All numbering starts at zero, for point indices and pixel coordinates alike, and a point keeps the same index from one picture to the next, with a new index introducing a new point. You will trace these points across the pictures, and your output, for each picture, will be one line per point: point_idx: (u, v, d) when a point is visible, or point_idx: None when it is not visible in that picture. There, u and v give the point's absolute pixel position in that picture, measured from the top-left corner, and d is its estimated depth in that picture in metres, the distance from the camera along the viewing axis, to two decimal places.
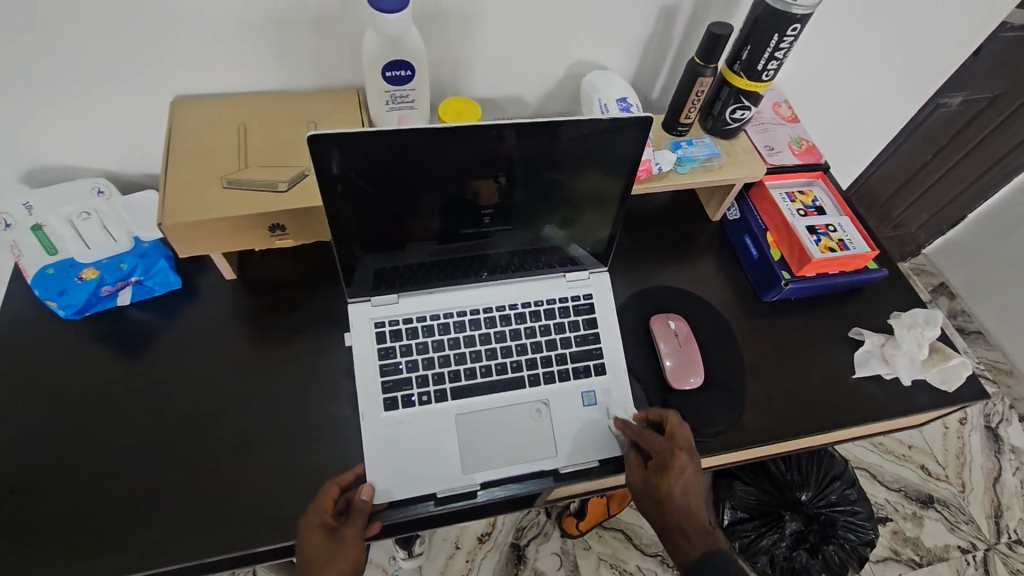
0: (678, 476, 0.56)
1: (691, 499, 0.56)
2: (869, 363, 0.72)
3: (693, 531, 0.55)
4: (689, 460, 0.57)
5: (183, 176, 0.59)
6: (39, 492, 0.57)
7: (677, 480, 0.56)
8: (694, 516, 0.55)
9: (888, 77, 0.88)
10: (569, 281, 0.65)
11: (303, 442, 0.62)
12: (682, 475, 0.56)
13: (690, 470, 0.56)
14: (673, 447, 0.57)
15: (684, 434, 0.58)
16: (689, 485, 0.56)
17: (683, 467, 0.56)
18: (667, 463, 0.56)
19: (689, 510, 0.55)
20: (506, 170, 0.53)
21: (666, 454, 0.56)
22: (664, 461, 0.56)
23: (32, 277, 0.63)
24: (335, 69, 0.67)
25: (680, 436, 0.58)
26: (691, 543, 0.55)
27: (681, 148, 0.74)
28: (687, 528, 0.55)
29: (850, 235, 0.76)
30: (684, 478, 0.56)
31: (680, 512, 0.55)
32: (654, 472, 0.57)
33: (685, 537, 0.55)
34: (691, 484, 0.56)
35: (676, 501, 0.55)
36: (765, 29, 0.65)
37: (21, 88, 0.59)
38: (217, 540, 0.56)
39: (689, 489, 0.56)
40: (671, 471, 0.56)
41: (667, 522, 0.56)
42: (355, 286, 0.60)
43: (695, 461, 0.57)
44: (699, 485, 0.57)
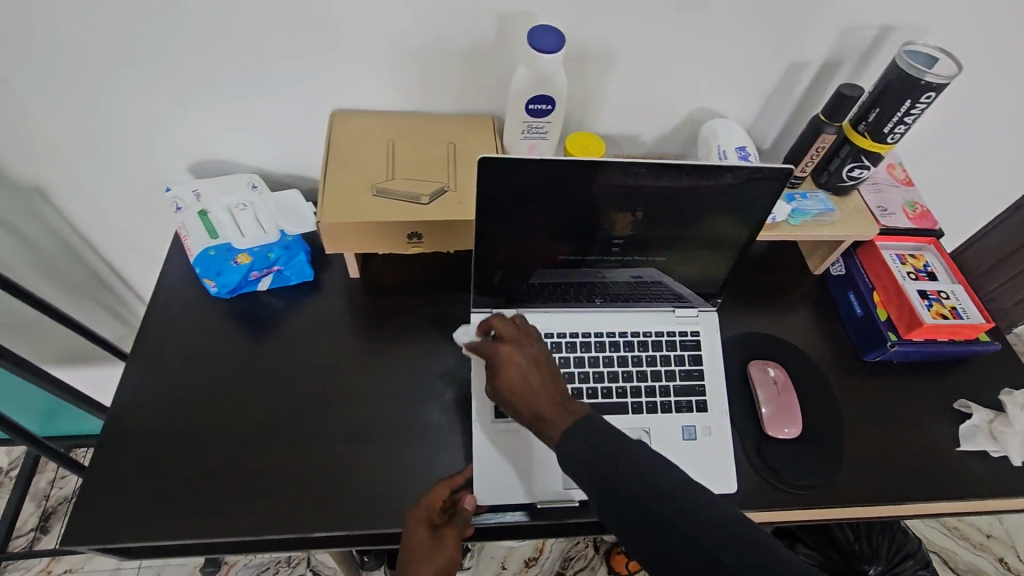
0: (507, 368, 0.55)
1: (529, 378, 0.54)
2: (976, 438, 0.70)
3: (551, 413, 0.50)
4: (513, 349, 0.56)
5: (339, 180, 0.66)
6: (179, 449, 0.64)
7: (506, 372, 0.55)
8: (538, 396, 0.52)
9: (1011, 151, 0.86)
10: (677, 316, 0.68)
11: (411, 437, 0.66)
12: (508, 361, 0.55)
13: (514, 355, 0.56)
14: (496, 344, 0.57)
15: (510, 329, 0.59)
16: (525, 368, 0.55)
17: (510, 355, 0.56)
18: (497, 358, 0.56)
19: (531, 395, 0.52)
20: (644, 205, 0.57)
21: (490, 353, 0.57)
22: (493, 360, 0.56)
23: (196, 257, 0.70)
24: (477, 97, 0.72)
25: (502, 330, 0.59)
26: (548, 421, 0.50)
27: (795, 201, 0.75)
28: (542, 413, 0.51)
29: (964, 303, 0.75)
30: (513, 365, 0.55)
31: (525, 398, 0.53)
32: (491, 373, 0.57)
33: (539, 417, 0.51)
34: (524, 370, 0.54)
35: (515, 390, 0.54)
36: (897, 95, 0.66)
37: (211, 88, 0.68)
38: (329, 519, 0.61)
39: (523, 374, 0.54)
40: (500, 363, 0.56)
41: (521, 411, 0.53)
42: (478, 297, 0.65)
43: (524, 347, 0.56)
44: (542, 363, 0.55)
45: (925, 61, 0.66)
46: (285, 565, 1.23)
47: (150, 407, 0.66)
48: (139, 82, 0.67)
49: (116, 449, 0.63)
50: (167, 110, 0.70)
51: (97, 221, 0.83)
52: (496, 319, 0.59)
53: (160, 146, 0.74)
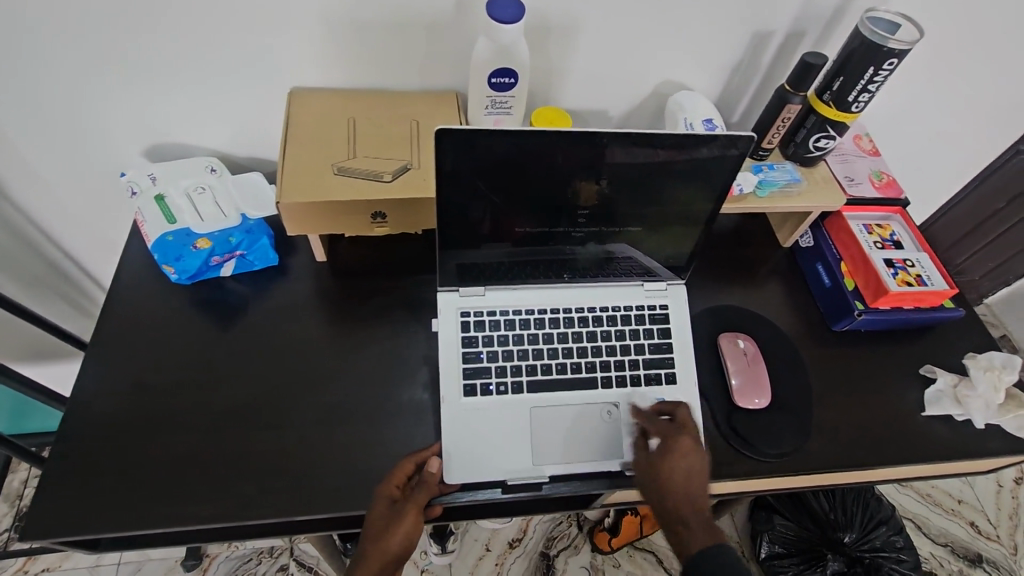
0: (683, 460, 0.58)
1: (692, 476, 0.58)
2: (941, 403, 0.71)
3: (694, 522, 0.57)
4: (692, 441, 0.59)
5: (299, 161, 0.64)
6: (144, 438, 0.62)
7: (681, 461, 0.58)
8: (692, 505, 0.57)
9: (975, 120, 0.87)
10: (647, 290, 0.68)
11: (382, 419, 0.65)
12: (687, 454, 0.58)
13: (692, 451, 0.59)
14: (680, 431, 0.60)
15: (690, 418, 0.61)
16: (692, 466, 0.58)
17: (693, 452, 0.59)
18: (672, 444, 0.59)
19: (701, 502, 0.57)
20: (608, 175, 0.57)
21: (673, 437, 0.59)
22: (670, 443, 0.59)
23: (154, 242, 0.68)
24: (440, 74, 0.71)
25: (687, 419, 0.61)
26: (692, 529, 0.56)
27: (762, 171, 0.75)
28: (689, 519, 0.57)
29: (928, 271, 0.76)
30: (688, 459, 0.58)
31: (679, 492, 0.57)
32: (664, 451, 0.59)
33: (670, 510, 0.57)
34: (696, 472, 0.58)
35: (677, 486, 0.57)
36: (860, 62, 0.65)
37: (163, 68, 0.66)
38: (301, 503, 0.60)
39: (690, 472, 0.58)
40: (672, 452, 0.59)
41: (663, 500, 0.58)
42: (444, 276, 0.65)
43: (699, 447, 0.59)
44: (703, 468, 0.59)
45: (888, 28, 0.66)
46: (268, 556, 1.22)
47: (111, 397, 0.64)
48: (88, 63, 0.64)
49: (78, 440, 0.62)
50: (119, 94, 0.68)
51: (53, 209, 0.80)
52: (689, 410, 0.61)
53: (114, 130, 0.72)
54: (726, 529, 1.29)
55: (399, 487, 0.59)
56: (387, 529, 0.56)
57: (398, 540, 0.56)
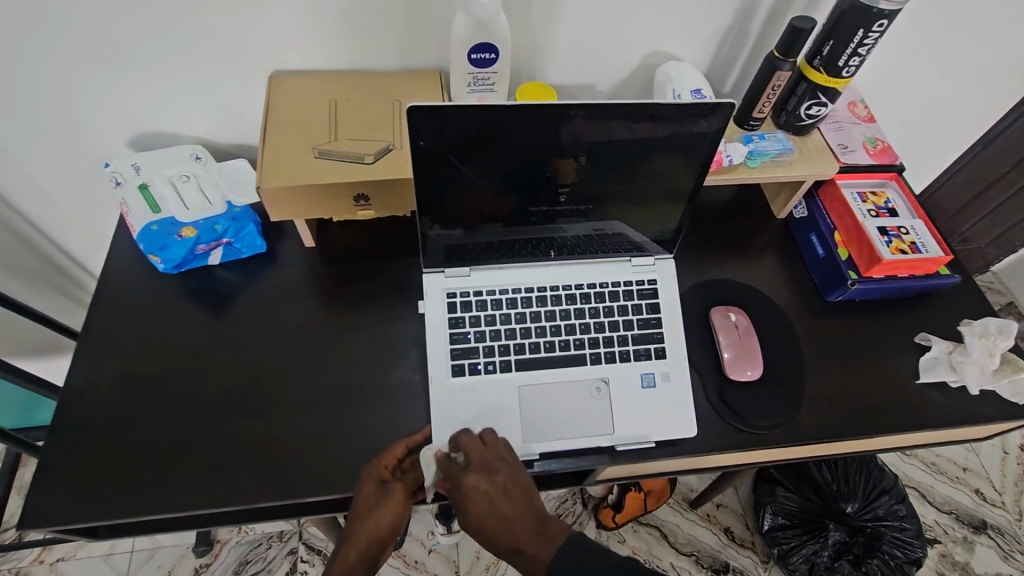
0: (476, 501, 0.54)
1: (483, 505, 0.54)
2: (935, 370, 0.71)
3: (530, 547, 0.52)
4: (483, 477, 0.55)
5: (280, 146, 0.64)
6: (138, 427, 0.63)
7: (477, 504, 0.53)
8: (518, 532, 0.52)
9: (972, 81, 0.85)
10: (635, 265, 0.68)
11: (373, 401, 0.66)
12: (477, 490, 0.54)
13: (484, 483, 0.54)
14: (463, 470, 0.55)
15: (478, 450, 0.56)
16: (494, 497, 0.54)
17: (479, 486, 0.54)
18: (462, 487, 0.54)
19: (512, 524, 0.53)
20: (587, 150, 0.57)
21: (454, 483, 0.55)
22: (455, 491, 0.55)
23: (139, 232, 0.68)
24: (420, 52, 0.70)
25: (471, 449, 0.56)
26: (531, 553, 0.51)
27: (753, 141, 0.74)
28: (523, 547, 0.52)
29: (924, 238, 0.75)
30: (481, 493, 0.54)
31: (498, 528, 0.53)
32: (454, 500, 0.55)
33: (500, 542, 0.53)
34: (501, 496, 0.54)
35: (491, 523, 0.53)
36: (850, 25, 0.64)
37: (138, 57, 0.65)
38: (294, 486, 0.61)
39: (492, 503, 0.54)
40: (466, 497, 0.54)
41: (493, 543, 0.53)
42: (430, 258, 0.65)
43: (487, 478, 0.55)
44: (522, 493, 0.54)
45: None
46: (277, 540, 1.24)
47: (104, 387, 0.65)
48: (60, 51, 0.63)
49: (73, 430, 0.62)
50: (96, 85, 0.67)
51: (42, 202, 0.80)
52: (467, 439, 0.57)
53: (94, 122, 0.71)
54: (730, 502, 1.29)
55: (389, 468, 0.60)
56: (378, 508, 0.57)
57: (388, 518, 0.57)
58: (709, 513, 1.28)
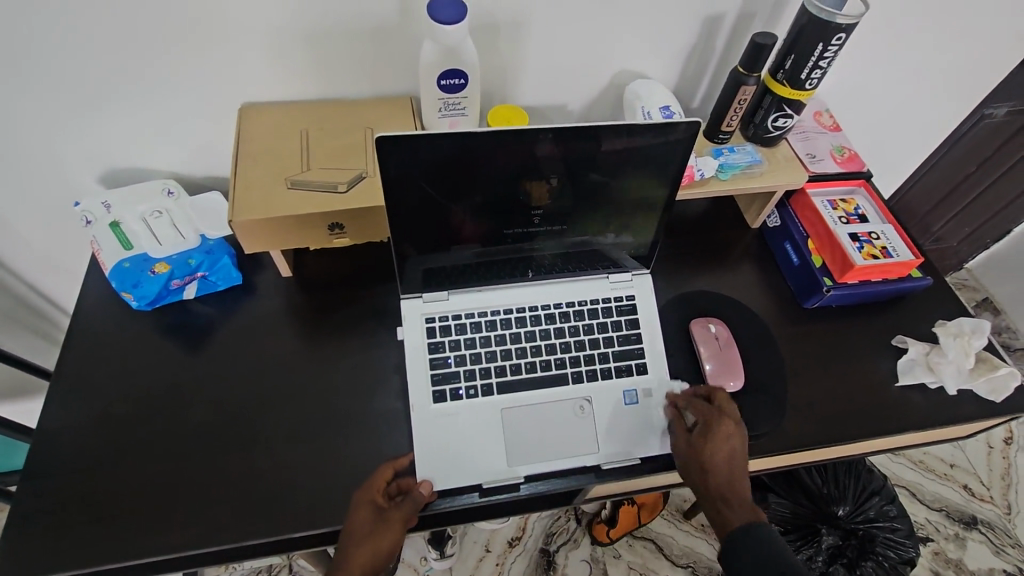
0: (726, 442, 0.60)
1: (738, 458, 0.60)
2: (913, 372, 0.72)
3: (739, 507, 0.58)
4: (734, 428, 0.61)
5: (252, 179, 0.64)
6: (113, 469, 0.61)
7: (720, 445, 0.59)
8: (735, 484, 0.59)
9: (932, 88, 0.88)
10: (612, 282, 0.69)
11: (357, 431, 0.65)
12: (729, 436, 0.60)
13: (733, 434, 0.60)
14: (721, 416, 0.61)
15: (732, 409, 0.62)
16: (736, 452, 0.60)
17: (731, 435, 0.60)
18: (714, 426, 0.60)
19: (738, 478, 0.59)
20: (560, 171, 0.57)
21: (712, 419, 0.61)
22: (709, 426, 0.60)
23: (111, 270, 0.67)
24: (391, 80, 0.70)
25: (725, 403, 0.62)
26: (731, 507, 0.58)
27: (723, 155, 0.75)
28: (733, 502, 0.58)
29: (894, 243, 0.76)
30: (733, 444, 0.60)
31: (721, 473, 0.59)
32: (704, 433, 0.60)
33: (729, 504, 0.58)
34: (733, 455, 0.60)
35: (713, 463, 0.59)
36: (809, 39, 0.65)
37: (106, 93, 0.64)
38: (279, 522, 0.59)
39: (734, 456, 0.59)
40: (713, 437, 0.60)
41: (708, 484, 0.59)
42: (407, 283, 0.65)
43: (738, 433, 0.61)
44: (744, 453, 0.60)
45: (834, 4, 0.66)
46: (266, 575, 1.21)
47: (78, 430, 0.63)
48: (30, 91, 0.62)
49: (46, 476, 0.61)
50: (66, 122, 0.66)
51: (11, 243, 0.79)
52: (728, 395, 0.63)
53: (63, 160, 0.71)
54: None
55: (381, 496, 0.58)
56: (370, 537, 0.56)
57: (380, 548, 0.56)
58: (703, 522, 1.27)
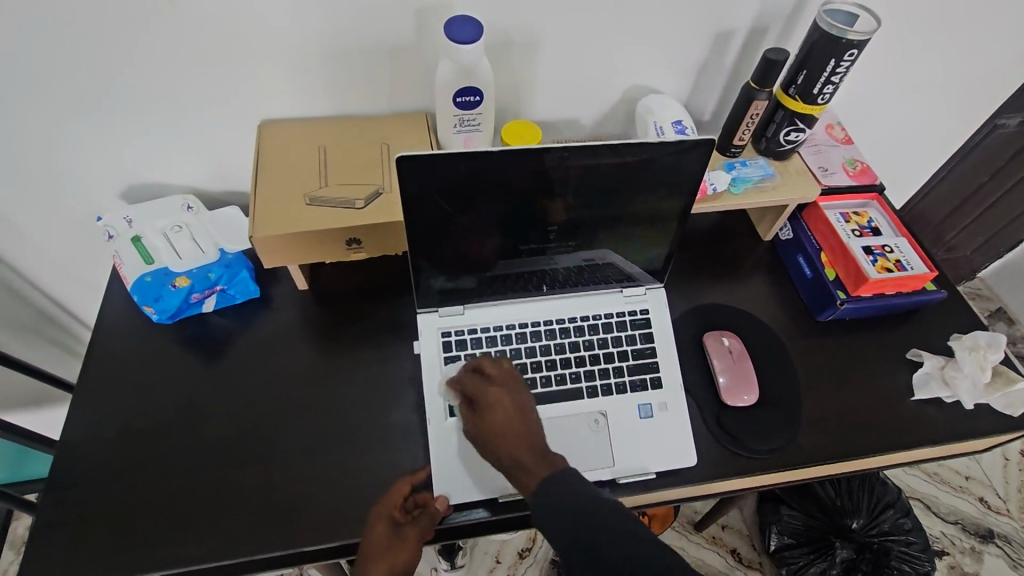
0: (498, 405, 0.56)
1: (513, 423, 0.55)
2: (929, 386, 0.71)
3: (531, 464, 0.53)
4: (501, 391, 0.57)
5: (271, 195, 0.65)
6: (134, 480, 0.62)
7: (494, 413, 0.56)
8: (519, 445, 0.54)
9: (944, 100, 0.88)
10: (626, 296, 0.69)
11: (374, 444, 0.65)
12: (499, 403, 0.56)
13: (502, 397, 0.57)
14: (488, 385, 0.58)
15: (496, 370, 0.60)
16: (511, 414, 0.56)
17: (500, 398, 0.57)
18: (484, 393, 0.58)
19: (511, 441, 0.54)
20: (574, 187, 0.58)
21: (480, 390, 0.58)
22: (477, 397, 0.58)
23: (132, 284, 0.68)
24: (407, 97, 0.72)
25: (491, 369, 0.60)
26: (529, 470, 0.52)
27: (735, 168, 0.76)
28: (524, 460, 0.53)
29: (908, 256, 0.76)
30: (502, 408, 0.56)
31: (503, 438, 0.55)
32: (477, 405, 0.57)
33: (524, 469, 0.52)
34: (514, 417, 0.56)
35: (496, 428, 0.55)
36: (821, 55, 0.66)
37: (128, 111, 0.66)
38: (296, 535, 0.60)
39: (512, 419, 0.55)
40: (487, 405, 0.57)
41: (497, 453, 0.55)
42: (424, 298, 0.65)
43: (510, 398, 0.57)
44: (529, 412, 0.56)
45: (845, 20, 0.67)
46: None
47: (99, 441, 0.64)
48: (55, 109, 0.64)
49: (67, 487, 0.62)
50: (88, 139, 0.68)
51: (34, 257, 0.81)
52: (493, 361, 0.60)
53: (85, 175, 0.72)
54: (735, 522, 1.28)
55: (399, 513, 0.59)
56: (389, 554, 0.57)
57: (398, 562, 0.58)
58: (714, 534, 1.27)
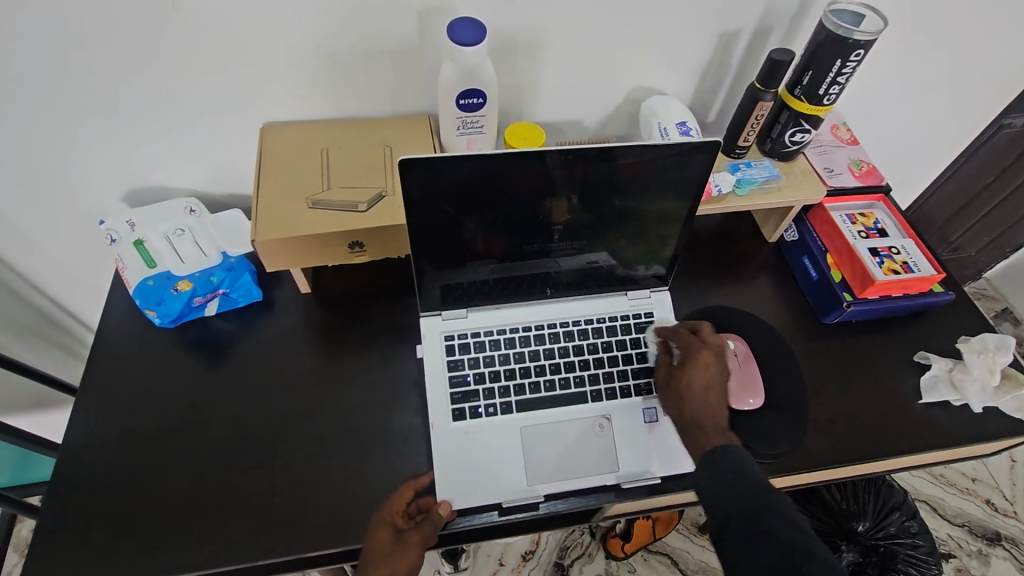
0: (703, 370, 0.61)
1: (714, 389, 0.60)
2: (937, 389, 0.71)
3: (707, 429, 0.57)
4: (710, 353, 0.62)
5: (274, 198, 0.65)
6: (136, 485, 0.62)
7: (702, 373, 0.61)
8: (704, 407, 0.59)
9: (951, 100, 0.87)
10: (631, 300, 0.69)
11: (377, 447, 0.65)
12: (708, 365, 0.61)
13: (711, 364, 0.61)
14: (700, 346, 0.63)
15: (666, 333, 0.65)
16: (715, 378, 0.61)
17: (708, 364, 0.61)
18: (693, 355, 0.62)
19: (713, 402, 0.59)
20: (579, 189, 0.58)
21: (693, 351, 0.62)
22: (689, 357, 0.62)
23: (134, 288, 0.69)
24: (410, 99, 0.71)
25: (704, 333, 0.64)
26: (707, 432, 0.57)
27: (740, 170, 0.75)
28: (698, 423, 0.58)
29: (915, 257, 0.76)
30: (709, 371, 0.61)
31: (720, 401, 0.59)
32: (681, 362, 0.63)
33: (703, 429, 0.57)
34: (721, 379, 0.60)
35: (697, 389, 0.60)
36: (827, 55, 0.65)
37: (132, 114, 0.66)
38: (299, 539, 0.60)
39: (712, 382, 0.60)
40: (695, 365, 0.62)
41: (689, 409, 0.60)
42: (427, 301, 0.65)
43: (717, 363, 0.62)
44: (723, 386, 0.61)
45: (851, 20, 0.66)
46: None
47: (102, 445, 0.64)
48: (59, 113, 0.64)
49: (70, 492, 0.61)
50: (92, 142, 0.68)
51: (38, 260, 0.81)
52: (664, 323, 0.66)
53: (89, 178, 0.72)
54: None
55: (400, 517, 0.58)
56: (388, 559, 0.56)
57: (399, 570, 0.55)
58: None
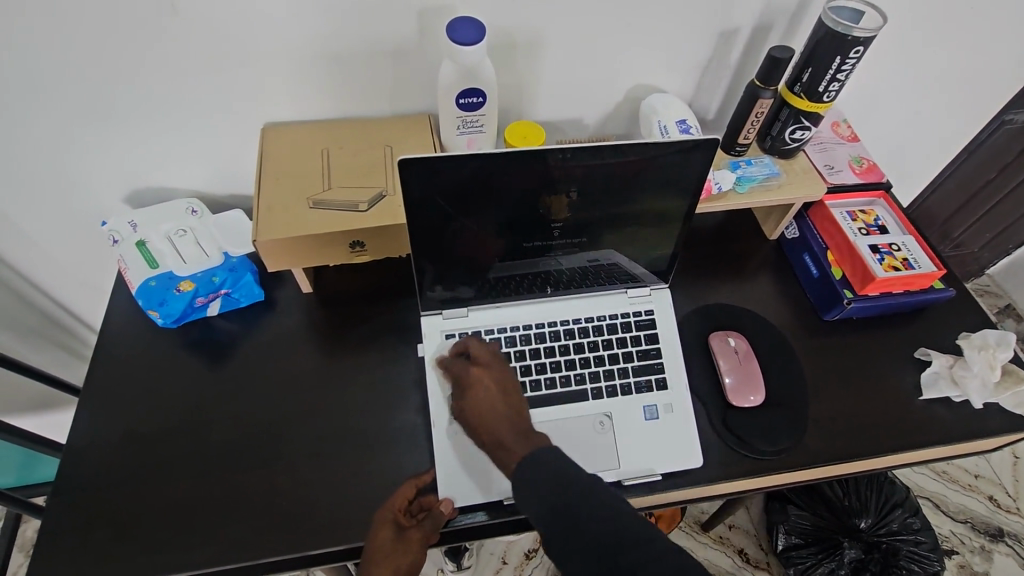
0: (476, 389, 0.58)
1: (494, 406, 0.57)
2: (938, 385, 0.71)
3: (511, 444, 0.53)
4: (485, 371, 0.60)
5: (274, 198, 0.65)
6: (140, 484, 0.62)
7: (475, 391, 0.58)
8: (502, 426, 0.55)
9: (951, 96, 0.87)
10: (631, 297, 0.69)
11: (378, 446, 0.65)
12: (478, 384, 0.58)
13: (484, 381, 0.59)
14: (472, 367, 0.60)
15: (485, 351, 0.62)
16: (492, 397, 0.57)
17: (481, 377, 0.59)
18: (469, 376, 0.60)
19: (496, 420, 0.56)
20: (578, 188, 0.58)
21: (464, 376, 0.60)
22: (464, 382, 0.60)
23: (137, 289, 0.68)
24: (410, 98, 0.71)
25: (481, 352, 0.62)
26: (508, 447, 0.53)
27: (740, 168, 0.75)
28: (504, 440, 0.54)
29: (915, 254, 0.75)
30: (481, 389, 0.58)
31: (490, 420, 0.56)
32: (460, 387, 0.60)
33: (504, 446, 0.54)
34: (493, 394, 0.57)
35: (478, 411, 0.57)
36: (826, 53, 0.65)
37: (132, 116, 0.66)
38: (301, 538, 0.60)
39: (490, 399, 0.57)
40: (468, 386, 0.59)
41: (484, 437, 0.56)
42: (428, 299, 0.66)
43: (489, 382, 0.59)
44: (493, 405, 0.57)
45: (851, 17, 0.66)
46: None
47: (105, 445, 0.65)
48: (60, 115, 0.64)
49: (74, 491, 0.62)
50: (93, 144, 0.68)
51: (41, 261, 0.81)
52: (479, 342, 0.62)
53: (90, 179, 0.72)
54: (742, 522, 1.27)
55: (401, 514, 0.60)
56: (391, 554, 0.58)
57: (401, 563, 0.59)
58: (722, 534, 1.26)
